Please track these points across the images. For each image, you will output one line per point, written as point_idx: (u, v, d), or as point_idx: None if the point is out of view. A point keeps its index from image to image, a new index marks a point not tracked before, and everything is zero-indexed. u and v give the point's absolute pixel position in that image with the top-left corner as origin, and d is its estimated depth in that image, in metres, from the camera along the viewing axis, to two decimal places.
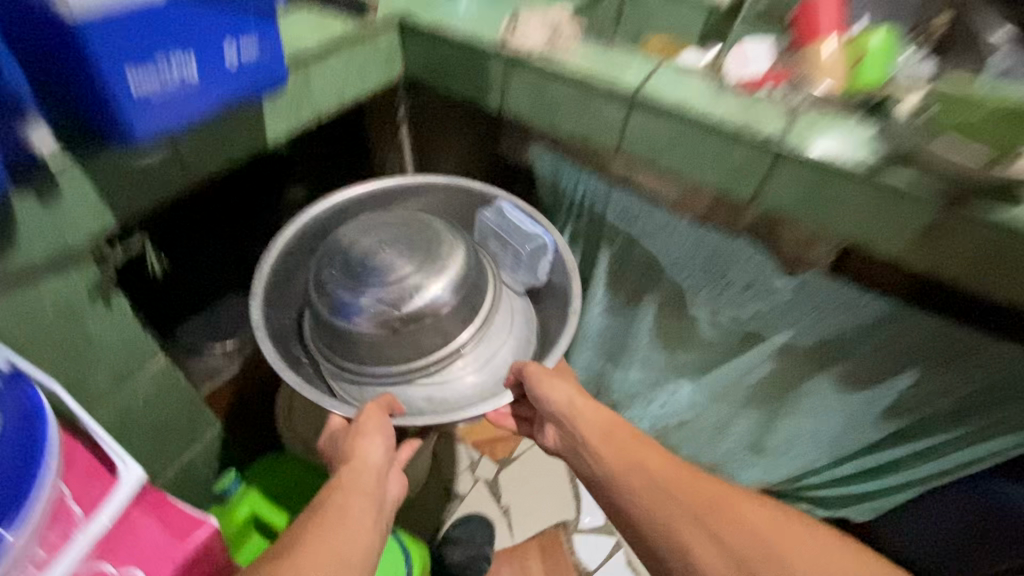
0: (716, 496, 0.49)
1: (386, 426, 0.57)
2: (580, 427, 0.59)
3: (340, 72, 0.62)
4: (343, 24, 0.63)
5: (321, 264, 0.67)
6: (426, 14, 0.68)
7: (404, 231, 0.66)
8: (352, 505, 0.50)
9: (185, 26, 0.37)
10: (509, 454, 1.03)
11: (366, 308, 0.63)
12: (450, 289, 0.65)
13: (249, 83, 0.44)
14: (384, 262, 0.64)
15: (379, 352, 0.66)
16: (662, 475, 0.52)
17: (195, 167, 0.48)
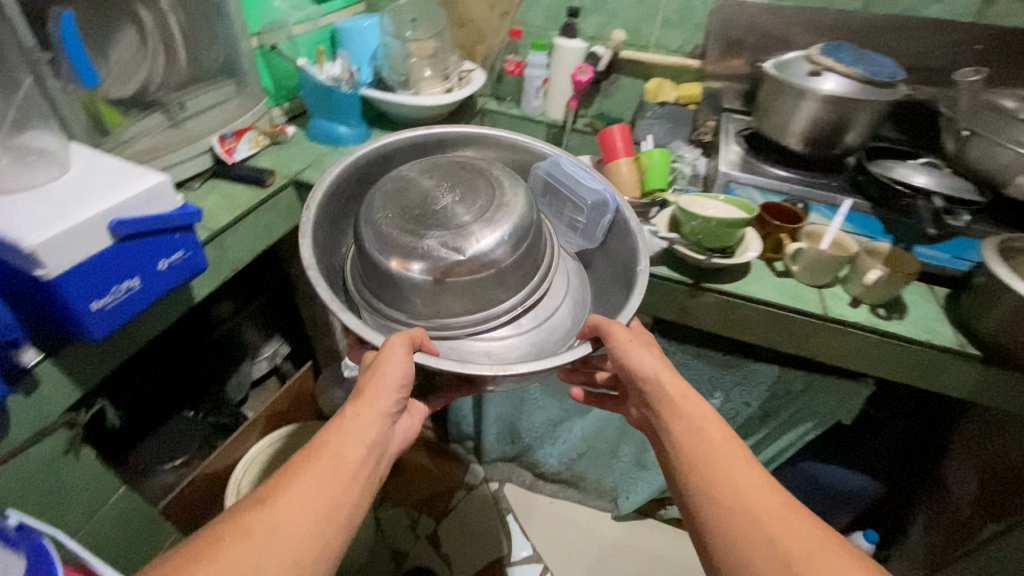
0: (792, 531, 0.43)
1: (409, 367, 0.52)
2: (681, 419, 0.51)
3: (251, 232, 0.78)
4: (249, 193, 0.79)
5: (374, 205, 0.64)
6: (316, 173, 0.86)
7: (449, 174, 0.66)
8: (346, 456, 0.48)
9: (129, 257, 0.55)
10: (446, 507, 1.20)
11: (417, 250, 0.60)
12: (509, 229, 0.62)
13: (177, 277, 0.61)
14: (443, 211, 0.62)
15: (435, 301, 0.62)
16: (760, 512, 0.44)
17: (140, 337, 0.64)
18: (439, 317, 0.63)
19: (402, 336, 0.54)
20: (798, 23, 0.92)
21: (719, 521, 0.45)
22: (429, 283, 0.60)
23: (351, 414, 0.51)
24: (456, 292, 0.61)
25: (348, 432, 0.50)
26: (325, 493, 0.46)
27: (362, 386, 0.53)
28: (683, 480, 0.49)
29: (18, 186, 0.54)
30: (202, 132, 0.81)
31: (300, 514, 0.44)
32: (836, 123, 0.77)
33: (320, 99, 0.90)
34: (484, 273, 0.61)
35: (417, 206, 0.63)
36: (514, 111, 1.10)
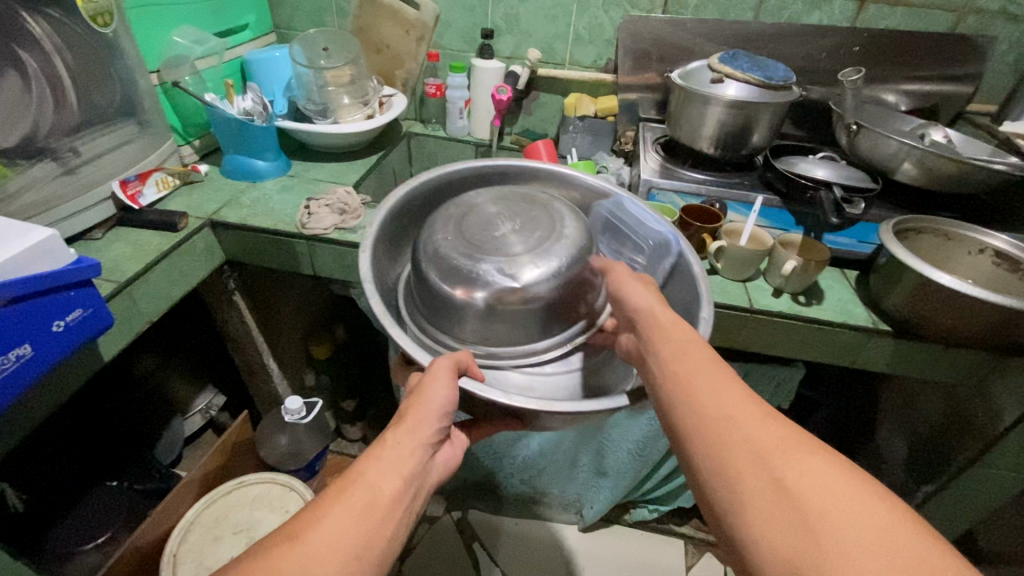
0: (775, 443, 0.37)
1: (451, 395, 0.48)
2: (661, 343, 0.46)
3: (165, 280, 0.73)
4: (159, 240, 0.74)
5: (438, 224, 0.61)
6: (234, 212, 0.82)
7: (510, 201, 0.62)
8: (386, 488, 0.42)
9: (20, 322, 0.50)
10: (409, 544, 1.15)
11: (472, 277, 0.57)
12: (563, 264, 0.58)
13: (77, 337, 0.56)
14: (497, 237, 0.59)
15: (490, 330, 0.58)
16: (744, 425, 0.38)
17: (40, 408, 0.58)
18: (493, 348, 0.60)
19: (448, 359, 0.50)
20: (699, 34, 0.97)
21: (704, 443, 0.39)
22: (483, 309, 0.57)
23: (391, 441, 0.45)
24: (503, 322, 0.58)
25: (386, 462, 0.44)
26: (364, 528, 0.39)
27: (403, 413, 0.48)
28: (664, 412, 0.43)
29: None
30: (101, 177, 0.75)
31: (333, 554, 0.37)
32: (742, 125, 0.82)
33: (232, 135, 0.86)
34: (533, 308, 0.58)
35: (476, 232, 0.59)
36: (440, 133, 1.10)
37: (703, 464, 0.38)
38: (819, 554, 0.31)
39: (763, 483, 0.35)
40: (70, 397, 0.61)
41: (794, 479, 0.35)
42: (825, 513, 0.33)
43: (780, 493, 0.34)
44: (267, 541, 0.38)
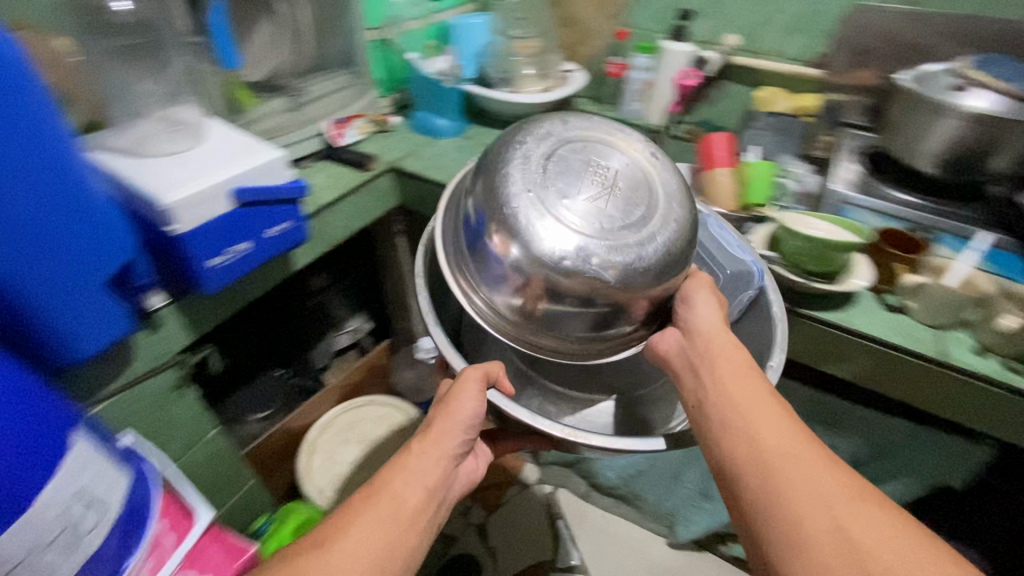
0: (834, 492, 0.39)
1: (476, 408, 0.52)
2: (717, 367, 0.48)
3: (349, 211, 0.83)
4: (350, 176, 0.85)
5: (529, 184, 0.51)
6: (413, 162, 0.90)
7: (620, 164, 0.53)
8: (407, 498, 0.47)
9: (242, 222, 0.61)
10: (497, 502, 1.21)
11: (572, 257, 0.48)
12: (655, 265, 0.51)
13: (279, 245, 0.66)
14: (602, 212, 0.50)
15: (562, 321, 0.52)
16: (798, 471, 0.40)
17: (245, 295, 0.71)
18: (551, 335, 0.54)
19: (478, 369, 0.54)
20: (941, 33, 0.83)
21: (757, 483, 0.41)
22: (518, 275, 0.50)
23: (417, 452, 0.50)
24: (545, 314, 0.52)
25: (413, 473, 0.48)
26: (384, 538, 0.44)
27: (431, 422, 0.52)
28: (715, 442, 0.45)
29: (164, 148, 0.61)
30: (315, 116, 0.87)
31: (355, 562, 0.42)
32: (982, 145, 0.68)
33: (425, 92, 0.95)
34: (592, 310, 0.51)
35: (559, 179, 0.51)
36: (611, 113, 1.08)
37: (754, 503, 0.40)
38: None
39: (825, 528, 0.37)
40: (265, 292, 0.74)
41: (855, 530, 0.37)
42: (885, 562, 0.35)
43: (839, 540, 0.37)
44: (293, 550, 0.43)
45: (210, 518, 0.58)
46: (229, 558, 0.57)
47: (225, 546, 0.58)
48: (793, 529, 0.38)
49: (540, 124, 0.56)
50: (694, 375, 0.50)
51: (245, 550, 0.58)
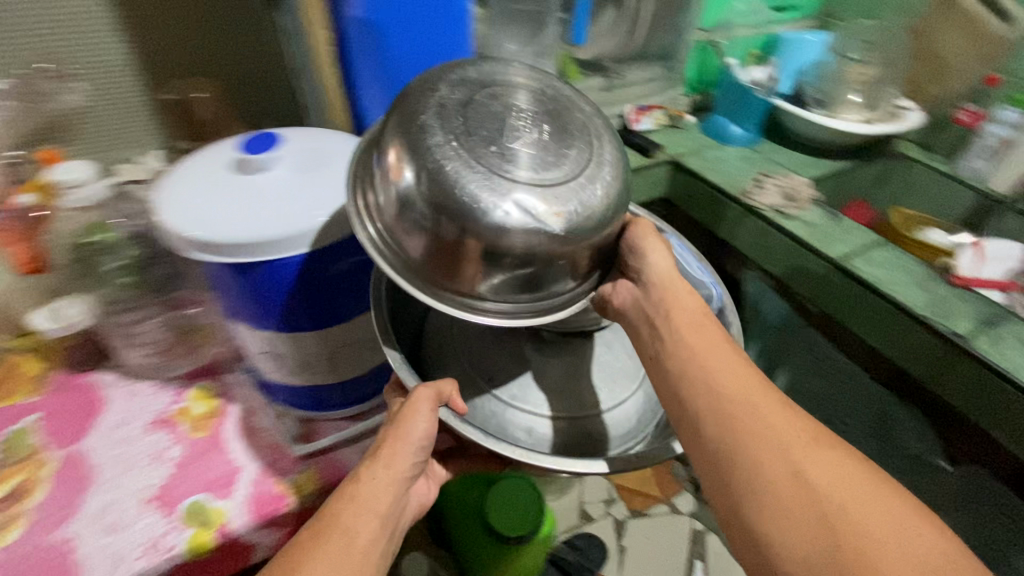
0: (793, 439, 0.43)
1: (430, 428, 0.50)
2: (674, 316, 0.53)
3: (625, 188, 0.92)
4: (636, 157, 0.93)
5: (459, 137, 0.46)
6: (697, 160, 0.93)
7: (541, 106, 0.51)
8: (359, 532, 0.45)
9: None
10: (643, 509, 1.19)
11: (523, 207, 0.45)
12: (596, 210, 0.49)
13: None
14: (539, 159, 0.47)
15: (506, 280, 0.48)
16: (753, 416, 0.45)
17: None
18: (496, 294, 0.49)
19: (431, 390, 0.52)
20: None
21: (722, 430, 0.45)
22: (442, 223, 0.45)
23: (367, 479, 0.48)
24: (478, 270, 0.47)
25: (370, 500, 0.46)
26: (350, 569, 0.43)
27: (381, 448, 0.49)
28: (683, 398, 0.48)
29: None
30: (624, 99, 0.97)
31: None
32: None
33: (730, 99, 0.96)
34: (527, 264, 0.47)
35: (484, 129, 0.47)
36: (939, 166, 0.95)
37: (725, 456, 0.44)
38: (835, 540, 0.38)
39: (781, 469, 0.42)
40: None
41: (814, 477, 0.41)
42: (842, 504, 0.39)
43: (796, 481, 0.41)
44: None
45: None
46: None
47: None
48: (749, 460, 0.43)
49: (451, 73, 0.52)
50: (658, 333, 0.53)
51: None
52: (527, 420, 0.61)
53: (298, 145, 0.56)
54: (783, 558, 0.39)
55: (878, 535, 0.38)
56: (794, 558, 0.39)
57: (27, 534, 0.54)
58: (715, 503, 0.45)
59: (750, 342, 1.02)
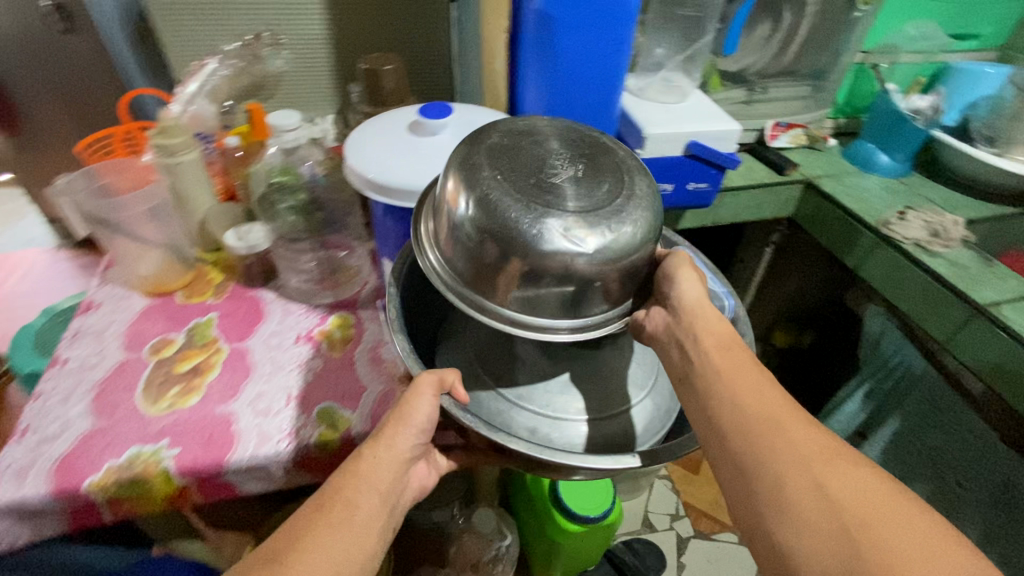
0: (816, 454, 0.43)
1: (433, 412, 0.55)
2: (704, 341, 0.53)
3: (750, 201, 0.92)
4: (767, 173, 0.93)
5: (499, 170, 0.50)
6: (833, 183, 0.91)
7: (577, 147, 0.54)
8: (360, 505, 0.49)
9: (681, 167, 0.75)
10: (709, 532, 1.17)
11: (558, 231, 0.47)
12: (630, 239, 0.49)
13: (687, 201, 0.79)
14: (573, 192, 0.49)
15: (544, 300, 0.50)
16: (778, 436, 0.44)
17: None
18: (534, 313, 0.50)
19: (433, 377, 0.56)
20: None
21: (746, 451, 0.44)
22: (485, 245, 0.48)
23: (369, 458, 0.52)
24: (513, 286, 0.49)
25: (372, 475, 0.51)
26: (351, 539, 0.47)
27: (386, 428, 0.54)
28: (711, 412, 0.49)
29: (658, 98, 0.78)
30: (763, 115, 0.97)
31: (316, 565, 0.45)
32: None
33: (881, 125, 0.93)
34: (563, 283, 0.48)
35: (524, 168, 0.51)
36: None
37: (748, 468, 0.44)
38: (856, 552, 0.37)
39: (803, 486, 0.41)
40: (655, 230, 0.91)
41: (837, 491, 0.40)
42: (868, 523, 0.38)
43: (819, 498, 0.40)
44: (254, 558, 0.45)
45: None
46: None
47: None
48: (774, 480, 0.42)
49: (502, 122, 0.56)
50: (687, 361, 0.53)
51: None
52: (532, 420, 0.64)
53: (464, 116, 0.65)
54: (803, 567, 0.39)
55: (906, 555, 0.36)
56: (814, 564, 0.38)
57: (202, 402, 0.67)
58: (735, 512, 0.45)
59: (858, 382, 0.97)
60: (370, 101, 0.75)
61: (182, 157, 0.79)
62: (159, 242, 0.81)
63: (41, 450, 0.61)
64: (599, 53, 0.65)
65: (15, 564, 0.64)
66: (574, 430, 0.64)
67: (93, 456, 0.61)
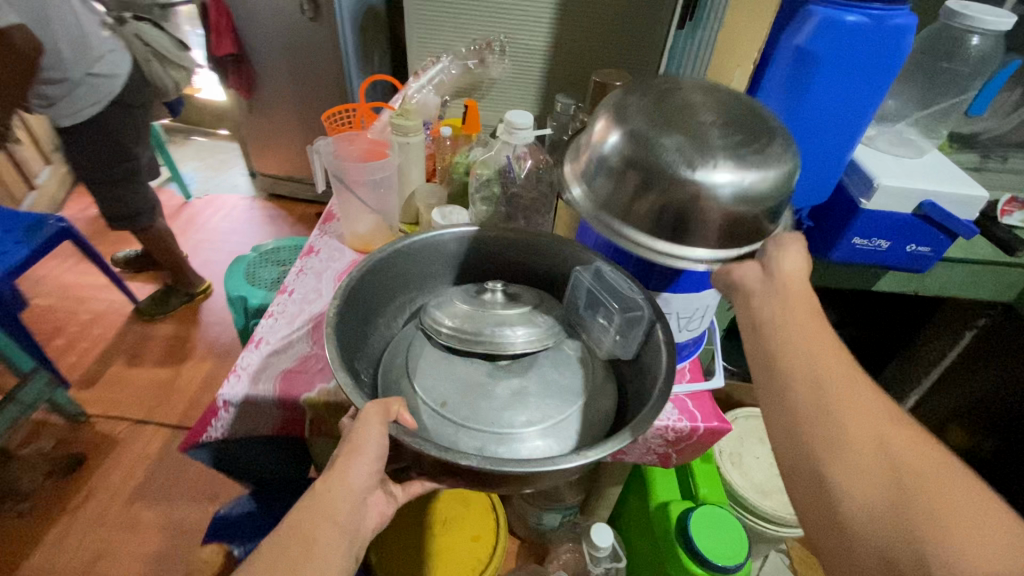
0: (881, 418, 0.41)
1: (382, 440, 0.52)
2: (788, 292, 0.48)
3: (963, 277, 0.84)
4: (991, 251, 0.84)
5: (639, 100, 0.51)
6: None
7: (723, 94, 0.52)
8: (317, 541, 0.51)
9: (905, 227, 0.71)
10: None
11: (688, 155, 0.46)
12: (760, 184, 0.47)
13: (898, 261, 0.75)
14: (712, 127, 0.48)
15: (653, 219, 0.49)
16: (846, 391, 0.42)
17: (832, 279, 0.85)
18: (640, 232, 0.50)
19: (381, 406, 0.53)
20: None
21: (810, 404, 0.42)
22: (631, 176, 0.48)
23: (324, 490, 0.53)
24: (655, 218, 0.48)
25: (331, 513, 0.52)
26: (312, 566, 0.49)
27: (339, 460, 0.54)
28: (779, 360, 0.45)
29: (891, 148, 0.73)
30: (996, 186, 0.87)
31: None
32: None
33: None
34: (699, 220, 0.47)
35: (665, 99, 0.51)
36: None
37: (810, 423, 0.41)
38: (903, 506, 0.36)
39: (863, 439, 0.40)
40: (845, 285, 0.86)
41: (903, 457, 0.38)
42: (919, 480, 0.37)
43: (876, 453, 0.39)
44: None
45: (712, 387, 0.72)
46: (708, 415, 0.70)
47: (699, 403, 0.72)
48: (835, 431, 0.40)
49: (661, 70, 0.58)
50: (754, 311, 0.48)
51: (722, 419, 0.70)
52: (480, 438, 0.57)
53: None
54: (854, 520, 0.38)
55: (954, 515, 0.35)
56: (866, 519, 0.37)
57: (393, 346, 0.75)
58: (781, 454, 0.43)
59: None
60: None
61: (411, 137, 0.90)
62: (372, 207, 0.91)
63: (272, 360, 0.72)
64: (854, 93, 0.61)
65: (226, 452, 0.74)
66: (523, 444, 0.57)
67: (309, 377, 0.70)
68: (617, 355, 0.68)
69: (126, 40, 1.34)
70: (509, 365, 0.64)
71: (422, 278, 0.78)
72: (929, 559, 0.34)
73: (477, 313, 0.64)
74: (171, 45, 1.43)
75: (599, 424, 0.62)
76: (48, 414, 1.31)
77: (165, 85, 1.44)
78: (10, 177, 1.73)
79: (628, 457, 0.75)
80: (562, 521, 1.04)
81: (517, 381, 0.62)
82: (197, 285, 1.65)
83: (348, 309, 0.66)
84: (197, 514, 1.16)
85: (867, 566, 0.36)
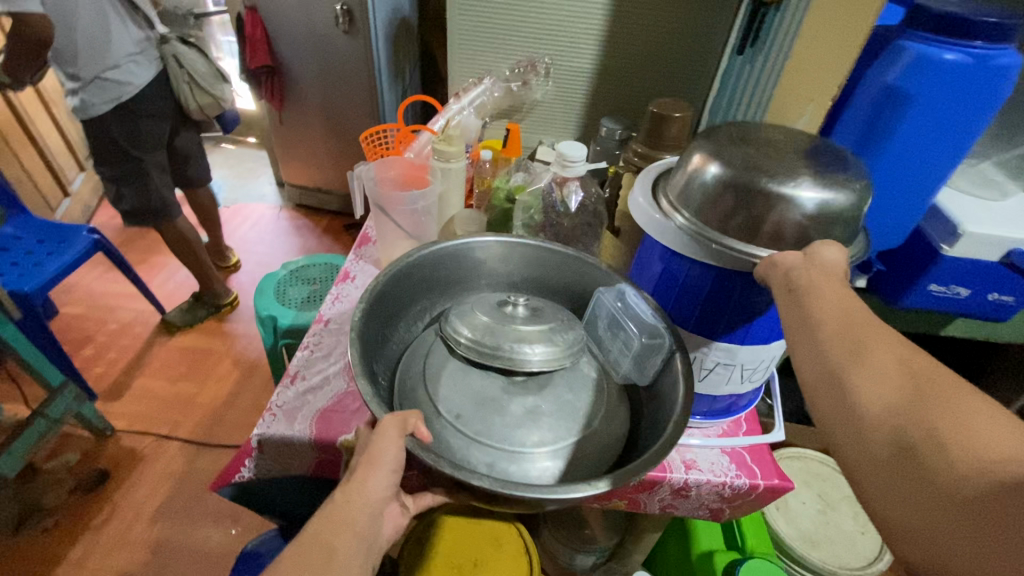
0: (904, 345, 0.38)
1: (399, 454, 0.50)
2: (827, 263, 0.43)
3: None
4: None
5: (728, 131, 0.56)
6: None
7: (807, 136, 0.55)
8: (336, 550, 0.48)
9: (988, 274, 0.65)
10: None
11: (767, 170, 0.49)
12: (835, 206, 0.47)
13: (979, 309, 0.70)
14: (794, 155, 0.51)
15: (725, 218, 0.50)
16: (875, 326, 0.39)
17: (901, 322, 0.80)
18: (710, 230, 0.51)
19: (398, 419, 0.50)
20: None
21: (838, 336, 0.39)
22: (725, 194, 0.50)
23: (343, 500, 0.50)
24: (745, 231, 0.50)
25: (349, 521, 0.49)
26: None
27: (355, 472, 0.51)
28: (811, 315, 0.41)
29: (971, 189, 0.68)
30: None
31: None
32: None
33: None
34: (788, 235, 0.48)
35: (752, 134, 0.55)
36: None
37: (833, 341, 0.39)
38: (921, 408, 0.33)
39: (885, 362, 0.37)
40: (914, 329, 0.81)
41: (923, 366, 0.36)
42: (941, 393, 0.34)
43: (897, 371, 0.36)
44: None
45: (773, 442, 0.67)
46: (768, 474, 0.65)
47: (757, 459, 0.67)
48: (860, 355, 0.37)
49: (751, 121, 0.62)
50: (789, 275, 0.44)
51: (784, 479, 0.65)
52: (491, 454, 0.53)
53: None
54: (871, 419, 0.35)
55: (976, 416, 0.32)
56: (879, 417, 0.34)
57: None
58: (804, 374, 0.40)
59: None
60: (648, 138, 0.82)
61: (454, 163, 0.88)
62: (409, 232, 0.87)
63: (307, 399, 0.69)
64: (944, 132, 0.56)
65: (256, 491, 0.71)
66: (534, 465, 0.53)
67: (345, 418, 0.67)
68: (633, 381, 0.64)
69: (165, 61, 1.36)
70: (525, 382, 0.59)
71: (449, 285, 0.72)
72: (942, 447, 0.31)
73: (498, 326, 0.58)
74: (209, 73, 1.41)
75: (608, 451, 0.57)
76: (75, 427, 1.30)
77: (187, 106, 1.42)
78: (45, 184, 1.75)
79: (678, 511, 0.70)
80: (596, 562, 1.00)
81: (532, 399, 0.57)
82: (224, 297, 1.64)
83: (373, 315, 0.61)
84: (219, 536, 1.14)
85: (878, 459, 0.34)
